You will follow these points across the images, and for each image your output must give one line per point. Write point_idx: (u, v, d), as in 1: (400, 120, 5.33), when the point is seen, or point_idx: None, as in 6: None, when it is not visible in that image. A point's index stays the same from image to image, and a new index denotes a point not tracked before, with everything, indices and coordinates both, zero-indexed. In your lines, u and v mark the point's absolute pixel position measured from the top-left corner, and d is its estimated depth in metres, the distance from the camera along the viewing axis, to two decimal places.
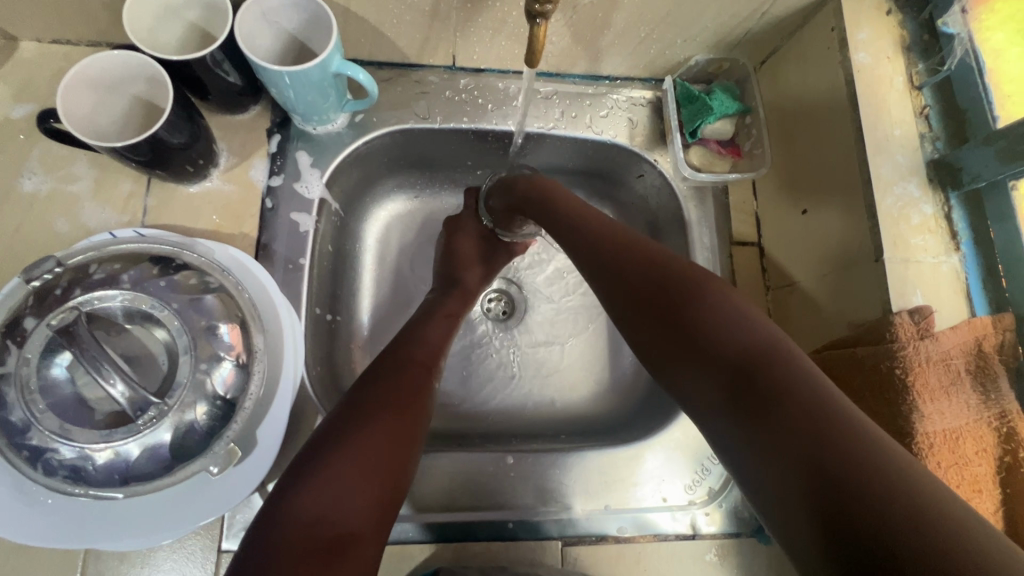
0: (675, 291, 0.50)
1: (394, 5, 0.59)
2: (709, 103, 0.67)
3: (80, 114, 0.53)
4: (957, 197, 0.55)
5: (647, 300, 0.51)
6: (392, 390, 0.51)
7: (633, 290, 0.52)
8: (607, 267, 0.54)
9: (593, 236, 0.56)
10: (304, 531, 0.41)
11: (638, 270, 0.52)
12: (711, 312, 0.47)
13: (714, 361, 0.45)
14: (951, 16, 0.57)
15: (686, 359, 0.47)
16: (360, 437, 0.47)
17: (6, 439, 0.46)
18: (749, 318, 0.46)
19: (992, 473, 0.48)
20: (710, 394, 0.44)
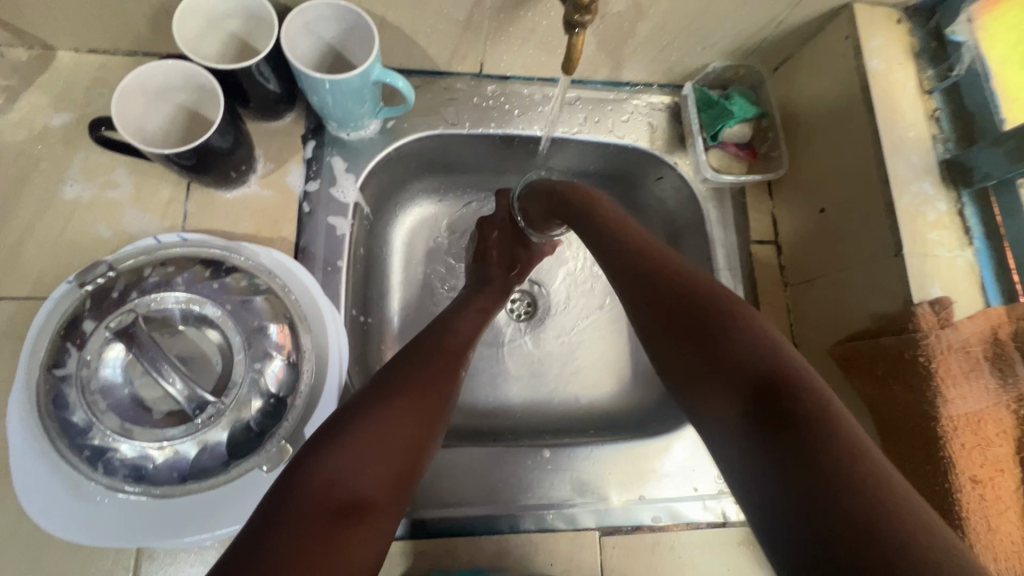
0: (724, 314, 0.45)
1: (429, 15, 0.61)
2: (729, 107, 0.70)
3: (129, 121, 0.55)
4: (968, 194, 0.58)
5: (688, 317, 0.46)
6: (421, 372, 0.53)
7: (673, 305, 0.47)
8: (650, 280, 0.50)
9: (651, 257, 0.52)
10: (320, 492, 0.42)
11: (690, 291, 0.48)
12: (742, 323, 0.43)
13: (739, 386, 0.40)
14: (959, 25, 0.60)
15: (710, 378, 0.42)
16: (386, 412, 0.48)
17: (68, 439, 0.47)
18: (775, 336, 0.42)
19: (1012, 453, 0.51)
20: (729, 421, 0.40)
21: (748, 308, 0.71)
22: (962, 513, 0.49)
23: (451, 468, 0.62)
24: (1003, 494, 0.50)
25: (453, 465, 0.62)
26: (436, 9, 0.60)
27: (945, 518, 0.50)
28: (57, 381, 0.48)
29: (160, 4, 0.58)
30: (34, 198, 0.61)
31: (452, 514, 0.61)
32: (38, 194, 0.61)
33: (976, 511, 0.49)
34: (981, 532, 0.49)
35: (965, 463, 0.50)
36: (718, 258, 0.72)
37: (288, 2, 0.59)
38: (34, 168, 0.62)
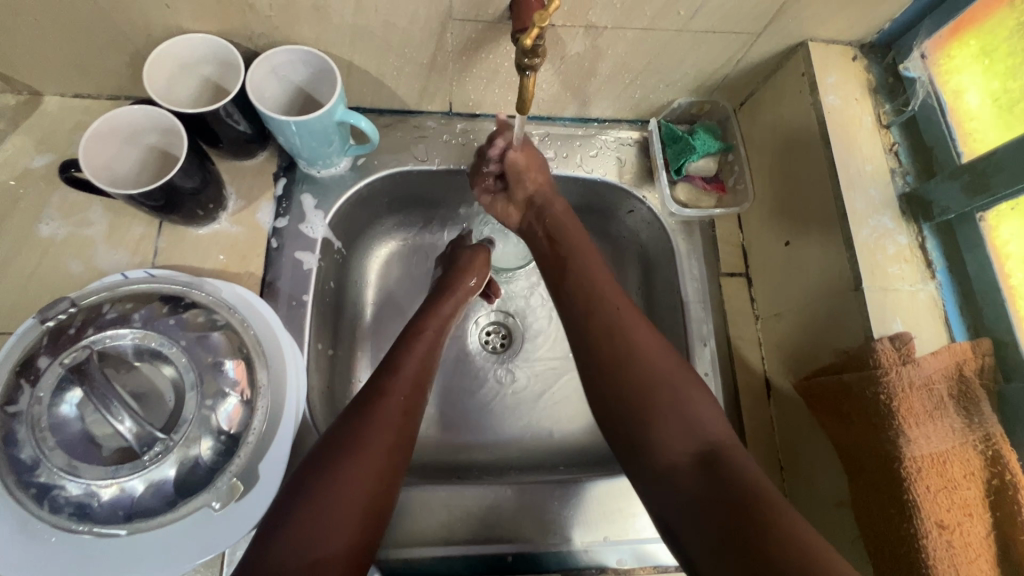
0: (662, 357, 0.56)
1: (394, 58, 0.63)
2: (691, 142, 0.71)
3: (99, 162, 0.57)
4: (929, 227, 0.58)
5: (636, 358, 0.55)
6: (373, 425, 0.53)
7: (619, 347, 0.56)
8: (604, 318, 0.58)
9: (599, 291, 0.61)
10: (276, 573, 0.44)
11: (634, 332, 0.57)
12: (651, 351, 0.56)
13: (691, 434, 0.51)
14: (912, 61, 0.60)
15: (659, 412, 0.52)
16: (338, 477, 0.49)
17: (15, 476, 0.48)
18: (675, 358, 0.56)
19: (981, 496, 0.49)
20: (676, 454, 0.50)
21: (718, 342, 0.70)
22: (929, 560, 0.47)
23: (411, 505, 0.61)
24: (972, 541, 0.48)
25: (412, 503, 0.61)
26: (399, 52, 0.62)
27: (912, 565, 0.48)
28: (8, 418, 0.48)
29: (137, 52, 0.60)
30: (12, 236, 0.63)
31: (434, 555, 0.59)
32: (15, 232, 0.63)
33: (945, 560, 0.47)
34: None
35: (931, 507, 0.48)
36: (687, 290, 0.71)
37: (258, 49, 0.61)
38: (14, 207, 0.64)
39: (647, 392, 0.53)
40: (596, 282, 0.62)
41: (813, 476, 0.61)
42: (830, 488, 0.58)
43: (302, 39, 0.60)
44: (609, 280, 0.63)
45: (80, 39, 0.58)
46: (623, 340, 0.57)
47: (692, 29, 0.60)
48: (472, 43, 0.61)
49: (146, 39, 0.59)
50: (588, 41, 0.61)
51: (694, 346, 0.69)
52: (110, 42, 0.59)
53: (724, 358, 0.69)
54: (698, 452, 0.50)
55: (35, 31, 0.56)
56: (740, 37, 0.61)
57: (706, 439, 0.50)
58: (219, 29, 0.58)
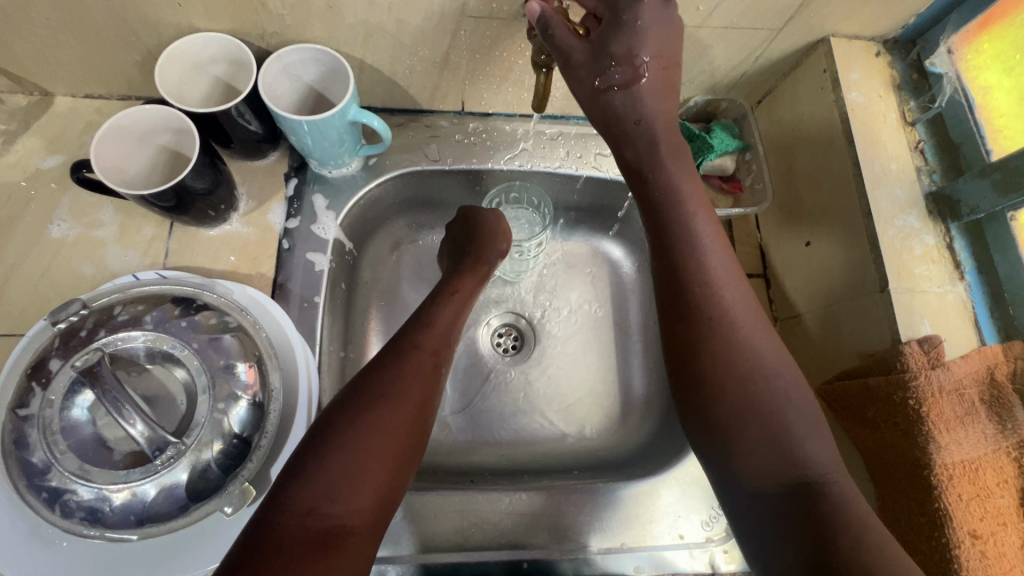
0: (772, 366, 0.47)
1: (407, 57, 0.63)
2: (708, 140, 0.69)
3: (110, 162, 0.56)
4: (957, 227, 0.56)
5: (740, 363, 0.47)
6: (401, 377, 0.49)
7: (720, 347, 0.47)
8: (704, 308, 0.49)
9: (703, 273, 0.50)
10: (297, 523, 0.41)
11: (736, 328, 0.48)
12: (753, 344, 0.47)
13: (788, 462, 0.43)
14: (938, 57, 0.59)
15: (753, 429, 0.45)
16: (363, 428, 0.45)
17: (27, 480, 0.47)
18: (781, 359, 0.48)
19: (1015, 505, 0.47)
20: (766, 479, 0.43)
21: None
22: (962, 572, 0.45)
23: (423, 511, 0.60)
24: (1006, 551, 0.46)
25: (425, 510, 0.60)
26: (412, 50, 0.61)
27: None
28: (20, 421, 0.48)
29: (148, 51, 0.60)
30: (23, 237, 0.63)
31: (447, 562, 0.58)
32: (26, 233, 0.63)
33: (977, 570, 0.45)
34: None
35: (963, 516, 0.46)
36: None
37: (269, 48, 0.61)
38: (25, 208, 0.64)
39: (750, 407, 0.45)
40: (704, 259, 0.51)
41: None
42: None
43: (314, 38, 0.59)
44: (717, 263, 0.51)
45: (91, 39, 0.57)
46: (726, 338, 0.48)
47: (711, 26, 0.58)
48: (487, 40, 0.60)
49: (158, 39, 0.58)
50: None
51: None
52: (122, 41, 0.58)
53: None
54: (790, 483, 0.43)
55: (47, 31, 0.56)
56: (760, 33, 0.60)
57: (804, 472, 0.43)
58: (232, 28, 0.57)
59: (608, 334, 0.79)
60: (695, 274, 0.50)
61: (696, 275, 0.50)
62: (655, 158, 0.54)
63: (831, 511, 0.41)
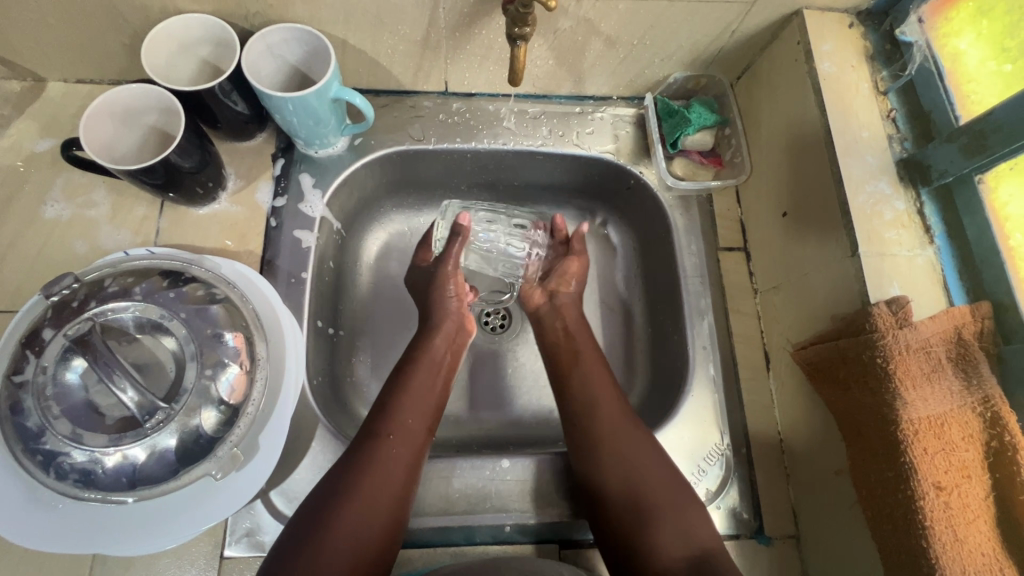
0: (652, 458, 0.59)
1: (388, 36, 0.64)
2: (687, 115, 0.71)
3: (100, 141, 0.58)
4: (927, 192, 0.57)
5: (632, 465, 0.58)
6: (381, 463, 0.55)
7: (616, 456, 0.59)
8: (598, 417, 0.61)
9: (597, 394, 0.63)
10: None
11: (622, 438, 0.60)
12: (633, 441, 0.60)
13: (685, 538, 0.54)
14: (909, 25, 0.60)
15: (657, 521, 0.55)
16: (350, 514, 0.52)
17: (22, 444, 0.49)
18: (656, 452, 0.60)
19: (981, 458, 0.48)
20: (675, 558, 0.53)
21: (717, 316, 0.70)
22: (927, 522, 0.46)
23: None
24: (970, 502, 0.47)
25: None
26: (392, 29, 0.63)
27: (908, 528, 0.48)
28: (15, 388, 0.50)
29: (135, 33, 0.61)
30: (18, 218, 0.65)
31: (432, 526, 0.60)
32: (22, 214, 0.65)
33: (942, 521, 0.46)
34: (947, 544, 0.46)
35: (928, 469, 0.47)
36: (684, 265, 0.71)
37: (254, 28, 0.62)
38: (20, 190, 0.66)
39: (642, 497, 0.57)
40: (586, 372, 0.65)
41: (813, 447, 0.60)
42: (829, 457, 0.58)
43: (295, 17, 0.61)
44: (607, 378, 0.65)
45: (79, 22, 0.59)
46: (613, 442, 0.60)
47: None
48: (465, 18, 0.62)
49: (144, 20, 0.60)
50: (580, 14, 0.61)
51: (691, 320, 0.69)
52: (109, 24, 0.60)
53: (722, 333, 0.69)
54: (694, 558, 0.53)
55: (36, 15, 0.57)
56: (733, 6, 0.61)
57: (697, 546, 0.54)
58: (216, 9, 0.59)
59: None
60: (601, 441, 0.60)
61: (594, 393, 0.63)
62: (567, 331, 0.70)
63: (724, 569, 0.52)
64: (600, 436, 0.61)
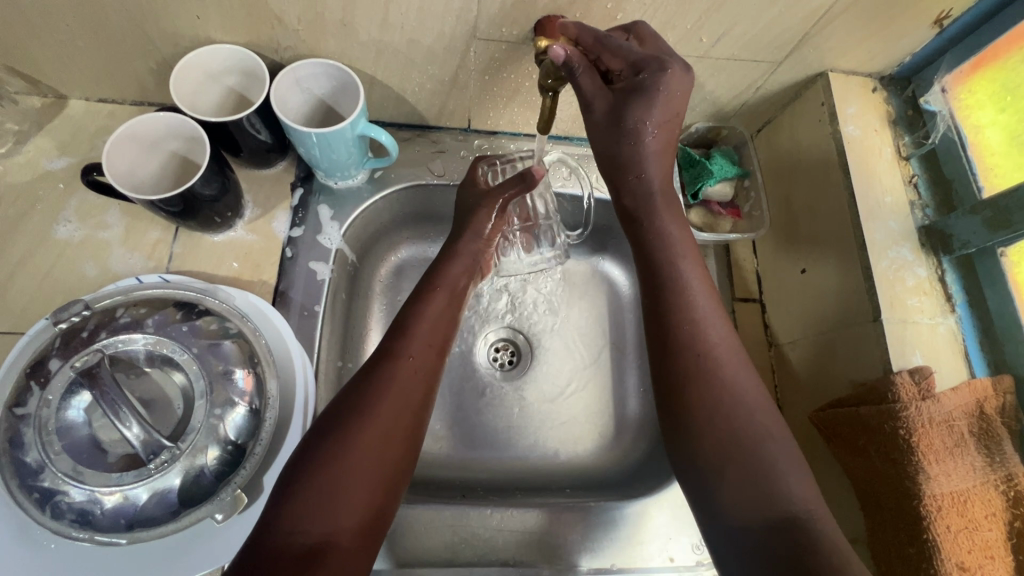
0: (757, 411, 0.49)
1: (417, 75, 0.64)
2: (708, 167, 0.69)
3: (121, 167, 0.57)
4: (948, 260, 0.58)
5: (693, 333, 0.52)
6: (393, 385, 0.51)
7: (721, 431, 0.48)
8: (705, 356, 0.51)
9: (717, 373, 0.50)
10: (284, 540, 0.42)
11: (724, 373, 0.50)
12: (693, 309, 0.53)
13: (724, 421, 0.49)
14: (932, 95, 0.62)
15: (698, 407, 0.49)
16: (356, 439, 0.47)
17: (18, 479, 0.47)
18: (714, 315, 0.53)
19: (1002, 537, 0.48)
20: (712, 451, 0.48)
21: None
22: None
23: (414, 525, 0.60)
24: None
25: (415, 522, 0.60)
26: (422, 69, 0.63)
27: None
28: (16, 420, 0.48)
29: (163, 59, 0.61)
30: (28, 237, 0.63)
31: None
32: (33, 232, 0.64)
33: None
34: None
35: (951, 548, 0.47)
36: None
37: (283, 61, 0.62)
38: (33, 208, 0.65)
39: (732, 449, 0.48)
40: (678, 263, 0.55)
41: None
42: (845, 524, 0.57)
43: (326, 53, 0.60)
44: (688, 259, 0.56)
45: (110, 46, 0.59)
46: (716, 387, 0.50)
47: (714, 56, 0.60)
48: (495, 62, 0.62)
49: (174, 48, 0.59)
50: None
51: None
52: (139, 49, 0.59)
53: None
54: (727, 451, 0.48)
55: (66, 37, 0.57)
56: (761, 65, 0.62)
57: (742, 441, 0.48)
58: (247, 41, 0.58)
59: (605, 354, 0.79)
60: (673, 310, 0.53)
61: (703, 336, 0.52)
62: (651, 206, 0.57)
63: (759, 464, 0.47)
64: (700, 407, 0.49)
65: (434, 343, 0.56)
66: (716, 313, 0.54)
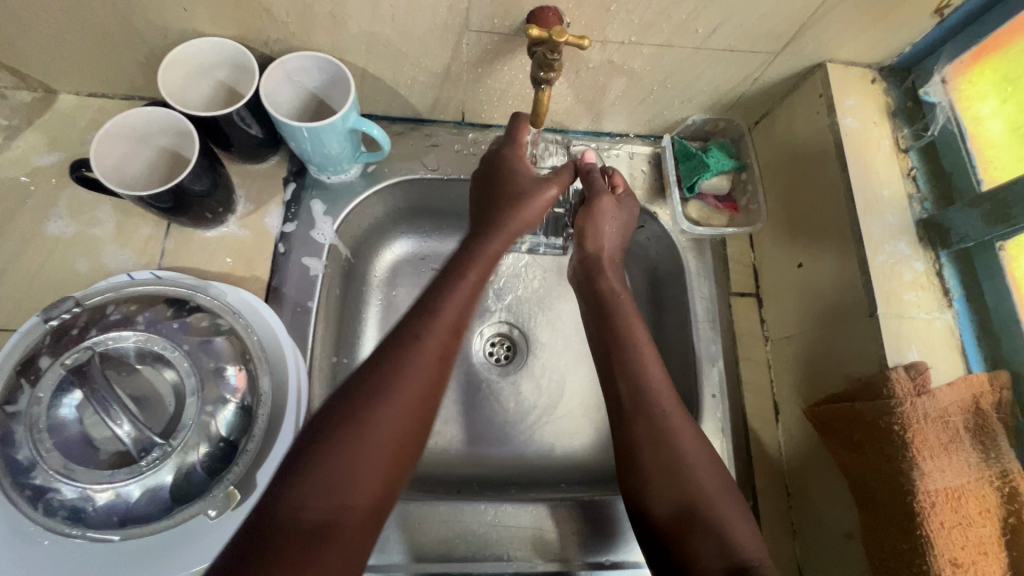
0: (701, 466, 0.54)
1: (409, 67, 0.63)
2: (705, 160, 0.70)
3: (110, 162, 0.57)
4: (947, 254, 0.57)
5: (643, 392, 0.56)
6: (407, 365, 0.49)
7: (675, 485, 0.53)
8: (655, 413, 0.56)
9: (670, 427, 0.55)
10: (290, 517, 0.42)
11: (673, 431, 0.55)
12: (643, 368, 0.58)
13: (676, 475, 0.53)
14: (932, 86, 0.61)
15: (651, 465, 0.54)
16: (367, 420, 0.46)
17: (9, 478, 0.47)
18: (658, 371, 0.58)
19: (998, 535, 0.48)
20: (666, 506, 0.52)
21: (726, 362, 0.68)
22: None
23: (408, 521, 0.60)
24: None
25: (409, 518, 0.60)
26: (414, 61, 0.62)
27: None
28: (6, 418, 0.48)
29: (151, 52, 0.60)
30: (19, 233, 0.63)
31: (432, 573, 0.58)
32: (23, 229, 0.63)
33: None
34: None
35: (944, 544, 0.47)
36: (696, 309, 0.69)
37: (273, 54, 0.61)
38: (23, 204, 0.64)
39: (686, 502, 0.52)
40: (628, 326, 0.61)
41: (819, 506, 0.59)
42: (838, 519, 0.57)
43: (316, 46, 0.59)
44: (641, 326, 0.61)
45: (97, 39, 0.58)
46: (668, 445, 0.54)
47: (710, 47, 0.59)
48: (488, 54, 0.61)
49: (163, 41, 0.58)
50: (605, 56, 0.60)
51: (702, 365, 0.67)
52: (126, 42, 0.58)
53: (732, 380, 0.67)
54: (680, 505, 0.52)
55: (52, 31, 0.56)
56: (759, 56, 0.61)
57: (691, 495, 0.52)
58: (236, 34, 0.58)
59: None
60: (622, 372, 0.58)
61: (654, 397, 0.56)
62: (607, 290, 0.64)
63: (712, 515, 0.51)
64: (653, 467, 0.54)
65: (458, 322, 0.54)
66: (660, 370, 0.59)
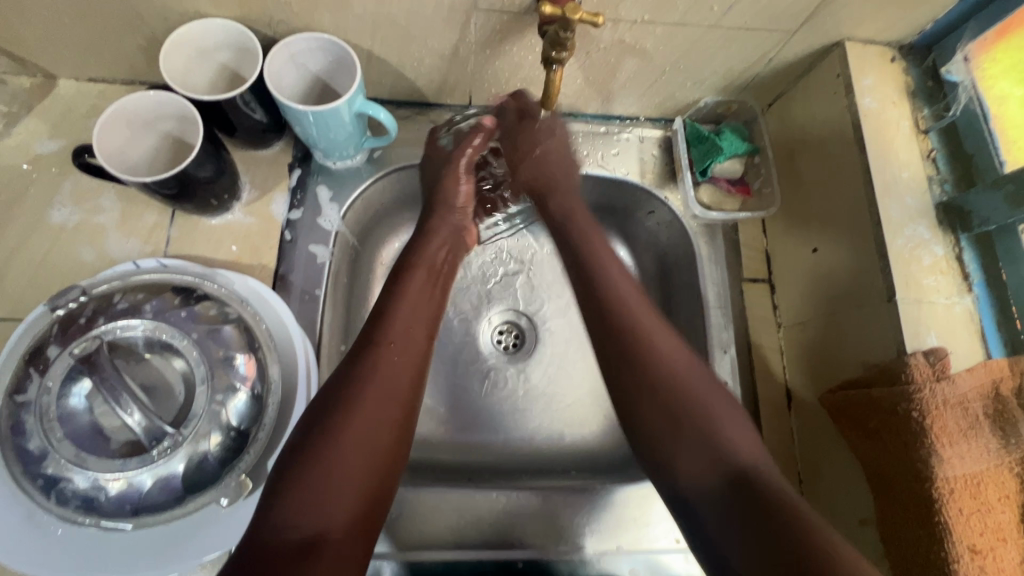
0: (682, 370, 0.53)
1: (415, 48, 0.61)
2: (718, 142, 0.68)
3: (112, 147, 0.56)
4: (967, 238, 0.56)
5: (610, 303, 0.57)
6: (377, 377, 0.50)
7: (658, 394, 0.52)
8: (632, 323, 0.56)
9: (650, 341, 0.54)
10: (275, 537, 0.42)
11: (651, 341, 0.54)
12: (619, 292, 0.58)
13: (656, 384, 0.52)
14: (954, 64, 0.59)
15: (629, 378, 0.54)
16: (341, 436, 0.46)
17: (23, 466, 0.47)
18: (628, 286, 0.59)
19: (1016, 519, 0.48)
20: (653, 420, 0.52)
21: (739, 349, 0.67)
22: None
23: (419, 509, 0.60)
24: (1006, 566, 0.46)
25: (420, 506, 0.60)
26: (421, 42, 0.60)
27: None
28: (17, 408, 0.48)
29: (152, 35, 0.59)
30: (23, 221, 0.62)
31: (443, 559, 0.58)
32: (27, 217, 0.63)
33: None
34: None
35: (963, 531, 0.46)
36: (707, 294, 0.68)
37: (276, 36, 0.60)
38: (27, 192, 0.63)
39: (671, 413, 0.51)
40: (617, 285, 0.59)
41: (833, 493, 0.59)
42: (854, 506, 0.57)
43: (321, 27, 0.58)
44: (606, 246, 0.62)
45: (96, 22, 0.56)
46: (644, 355, 0.54)
47: (726, 25, 0.57)
48: (497, 35, 0.59)
49: (163, 23, 0.57)
50: (617, 36, 0.58)
51: (713, 352, 0.65)
52: (126, 25, 0.57)
53: (745, 367, 0.67)
54: (669, 414, 0.51)
55: (51, 14, 0.55)
56: (775, 35, 0.59)
57: (674, 404, 0.51)
58: (238, 15, 0.56)
59: None
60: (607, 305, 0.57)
61: (625, 309, 0.57)
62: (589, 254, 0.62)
63: (702, 426, 0.50)
64: (636, 386, 0.53)
65: (418, 334, 0.54)
66: (630, 285, 0.59)
